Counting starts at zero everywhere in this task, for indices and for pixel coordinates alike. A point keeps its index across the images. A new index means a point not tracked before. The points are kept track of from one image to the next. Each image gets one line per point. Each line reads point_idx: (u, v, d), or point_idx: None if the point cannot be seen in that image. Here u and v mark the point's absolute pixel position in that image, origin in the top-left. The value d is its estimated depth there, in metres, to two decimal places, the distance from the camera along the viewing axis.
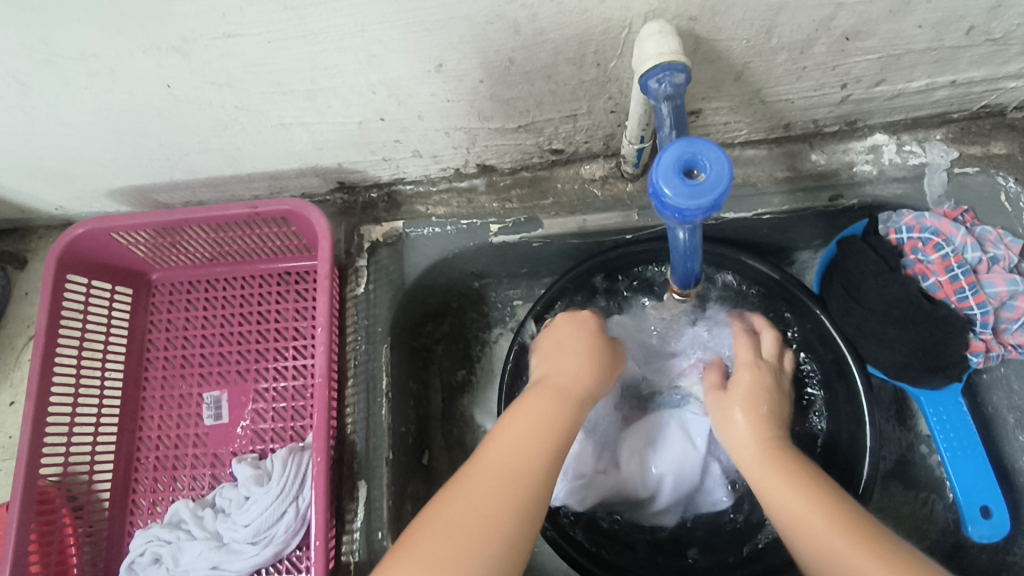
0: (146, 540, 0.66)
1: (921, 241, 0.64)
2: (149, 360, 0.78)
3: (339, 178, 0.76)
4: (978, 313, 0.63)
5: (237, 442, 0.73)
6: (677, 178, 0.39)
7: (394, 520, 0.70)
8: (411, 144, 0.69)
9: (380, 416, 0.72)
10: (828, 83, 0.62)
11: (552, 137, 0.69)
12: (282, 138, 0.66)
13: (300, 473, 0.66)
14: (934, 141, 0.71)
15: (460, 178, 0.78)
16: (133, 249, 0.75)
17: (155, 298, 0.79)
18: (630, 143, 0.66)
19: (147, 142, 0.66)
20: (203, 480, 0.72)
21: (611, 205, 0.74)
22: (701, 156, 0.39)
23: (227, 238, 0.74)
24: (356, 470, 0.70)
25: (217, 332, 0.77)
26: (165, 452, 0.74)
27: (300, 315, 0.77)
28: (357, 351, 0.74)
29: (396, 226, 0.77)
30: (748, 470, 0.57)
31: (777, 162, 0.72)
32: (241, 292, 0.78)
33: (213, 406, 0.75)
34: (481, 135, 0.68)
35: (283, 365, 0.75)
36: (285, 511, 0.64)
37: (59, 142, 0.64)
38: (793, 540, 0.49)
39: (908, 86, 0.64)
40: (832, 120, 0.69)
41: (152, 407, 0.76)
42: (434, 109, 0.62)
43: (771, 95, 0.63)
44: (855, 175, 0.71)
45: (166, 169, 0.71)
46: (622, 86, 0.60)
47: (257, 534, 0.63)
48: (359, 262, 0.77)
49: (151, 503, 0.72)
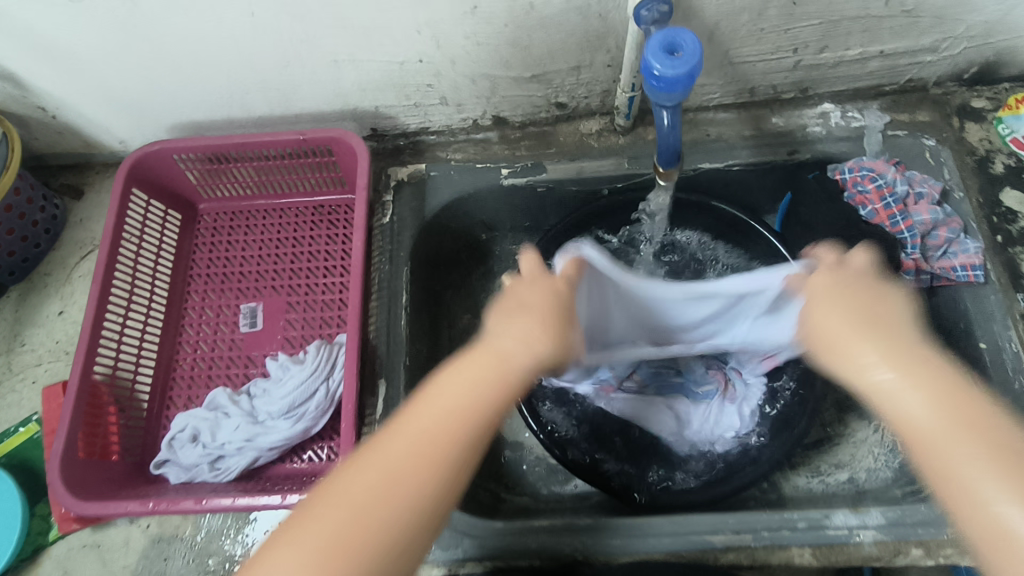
0: (186, 419, 0.74)
1: (860, 178, 0.78)
2: (193, 278, 0.87)
3: (374, 125, 0.88)
4: (907, 235, 0.77)
5: (270, 346, 0.82)
6: (663, 56, 0.51)
7: None
8: (440, 91, 0.81)
9: (400, 326, 0.82)
10: (782, 47, 0.77)
11: (558, 90, 0.83)
12: (333, 76, 0.78)
13: (332, 359, 0.75)
14: (872, 109, 0.86)
15: (476, 130, 0.90)
16: (188, 174, 0.85)
17: (200, 226, 0.89)
18: (623, 93, 0.79)
19: (218, 73, 0.77)
20: (236, 378, 0.80)
21: (606, 154, 0.87)
22: (680, 41, 0.51)
23: (270, 168, 0.85)
24: (377, 369, 0.80)
25: (256, 255, 0.87)
26: (202, 355, 0.82)
27: (331, 241, 0.87)
28: (380, 270, 0.84)
29: (419, 168, 0.89)
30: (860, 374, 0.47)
31: (744, 123, 0.86)
32: (279, 221, 0.89)
33: (249, 315, 0.83)
34: (502, 84, 0.81)
35: (314, 282, 0.85)
36: (317, 389, 0.72)
37: (140, 65, 0.75)
38: (897, 436, 0.46)
39: (847, 54, 0.78)
40: (789, 86, 0.84)
41: (192, 317, 0.85)
42: (466, 54, 0.75)
43: (738, 56, 0.78)
44: (809, 134, 0.85)
45: (227, 106, 0.82)
46: (618, 39, 0.74)
47: (290, 409, 0.72)
48: (385, 198, 0.88)
49: (187, 399, 0.80)
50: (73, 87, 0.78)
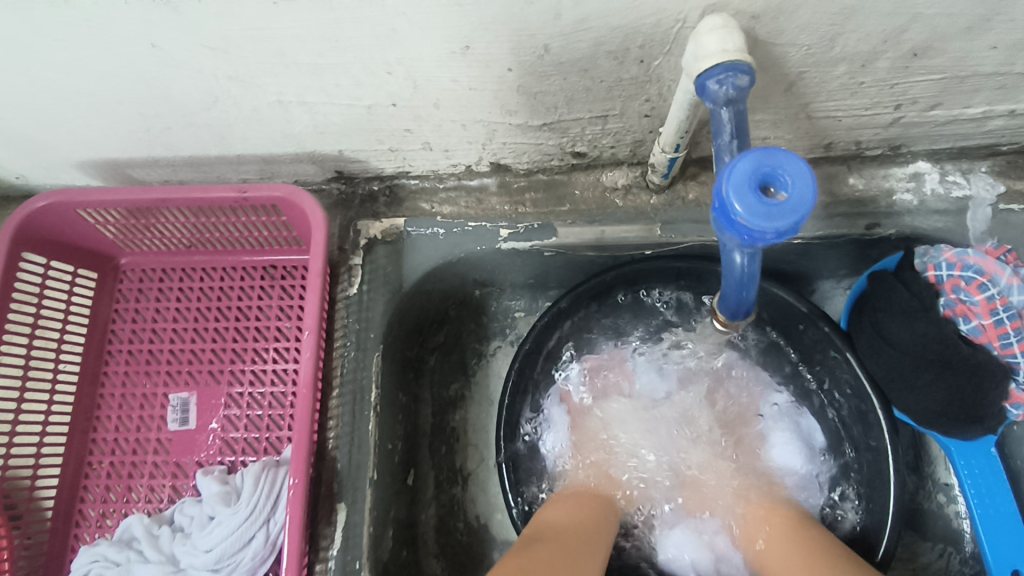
0: (91, 558, 0.59)
1: (963, 280, 0.59)
2: (111, 354, 0.70)
3: (338, 167, 0.69)
4: (1022, 362, 0.58)
5: (204, 452, 0.66)
6: (753, 195, 0.33)
7: (376, 546, 0.63)
8: (421, 135, 0.62)
9: (366, 432, 0.65)
10: (882, 102, 0.57)
11: (576, 139, 0.63)
12: (279, 117, 0.59)
13: (273, 493, 0.59)
14: (979, 174, 0.67)
15: (470, 176, 0.71)
16: (102, 229, 0.67)
17: (123, 286, 0.71)
18: (662, 151, 0.60)
19: (124, 109, 0.58)
20: (161, 492, 0.65)
21: (633, 217, 0.68)
22: (782, 170, 0.33)
23: (205, 224, 0.67)
24: (336, 491, 0.64)
25: (191, 327, 0.70)
26: (121, 458, 0.67)
27: (284, 314, 0.70)
28: (344, 358, 0.67)
29: (397, 224, 0.70)
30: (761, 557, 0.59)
31: (813, 185, 0.67)
32: (219, 285, 0.71)
33: (180, 409, 0.67)
34: (501, 131, 0.62)
35: (262, 368, 0.68)
36: (255, 534, 0.57)
37: (17, 98, 0.56)
38: None
39: (965, 112, 0.59)
40: (876, 143, 0.65)
41: (109, 406, 0.68)
42: (454, 98, 0.56)
43: (819, 111, 0.58)
44: (896, 204, 0.66)
45: (144, 144, 0.64)
46: (662, 88, 0.55)
47: (219, 560, 0.56)
48: (353, 260, 0.70)
49: (100, 514, 0.65)
50: None
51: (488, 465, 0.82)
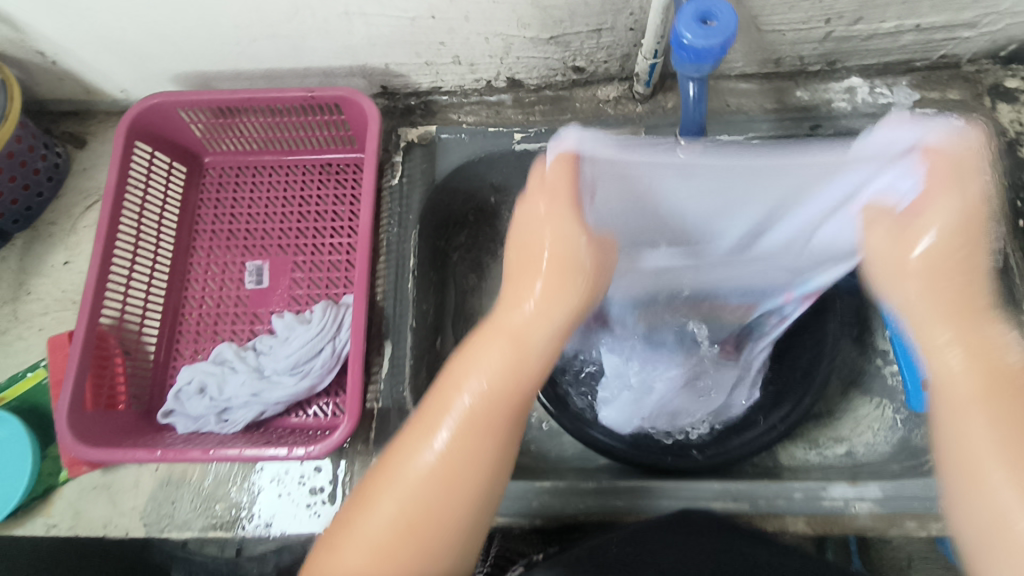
0: (193, 371, 0.74)
1: None
2: (198, 232, 0.86)
3: (383, 82, 0.86)
4: None
5: (276, 304, 0.81)
6: (696, 26, 0.49)
7: (414, 377, 0.78)
8: (453, 49, 0.79)
9: (407, 289, 0.81)
10: (815, 17, 0.74)
11: (576, 53, 0.80)
12: (343, 29, 0.75)
13: (338, 320, 0.74)
14: (901, 86, 0.83)
15: (490, 92, 0.88)
16: (194, 127, 0.83)
17: (206, 179, 0.88)
18: (644, 59, 0.77)
19: (224, 21, 0.74)
20: (242, 334, 0.80)
21: (622, 122, 0.85)
22: (716, 9, 0.49)
23: (278, 124, 0.83)
24: (384, 331, 0.79)
25: (263, 211, 0.86)
26: (208, 310, 0.82)
27: (339, 200, 0.86)
28: (389, 233, 0.83)
29: (430, 130, 0.87)
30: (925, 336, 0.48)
31: (766, 95, 0.84)
32: (286, 178, 0.87)
33: (255, 272, 0.83)
34: (516, 44, 0.78)
35: (321, 241, 0.84)
36: (324, 348, 0.72)
37: (144, 10, 0.72)
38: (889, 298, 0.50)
39: (881, 27, 0.76)
40: (816, 58, 0.81)
41: (198, 271, 0.84)
42: (481, 10, 0.72)
43: (766, 24, 0.75)
44: (833, 110, 0.83)
45: (233, 56, 0.80)
46: (643, 1, 0.71)
47: (296, 366, 0.71)
48: (395, 158, 0.86)
49: (192, 352, 0.80)
50: (73, 31, 0.76)
51: None
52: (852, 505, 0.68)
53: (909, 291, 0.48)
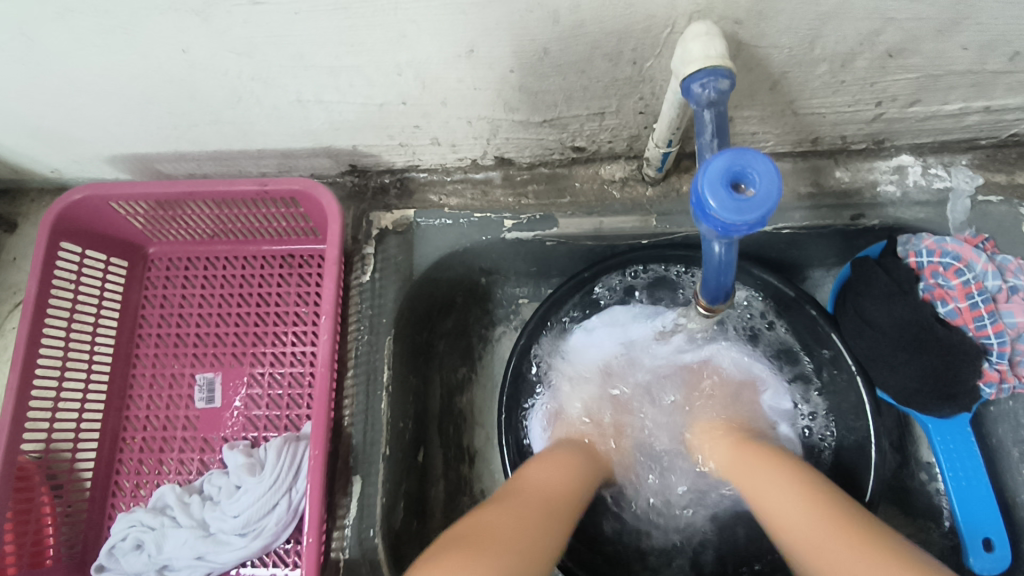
0: (129, 523, 0.64)
1: (942, 265, 0.64)
2: (141, 338, 0.75)
3: (352, 161, 0.74)
4: (995, 342, 0.63)
5: (229, 428, 0.71)
6: (725, 191, 0.36)
7: (388, 518, 0.68)
8: (430, 131, 0.67)
9: (379, 410, 0.70)
10: (864, 100, 0.61)
11: (576, 134, 0.67)
12: (298, 115, 0.63)
13: (295, 463, 0.64)
14: (960, 166, 0.70)
15: (475, 169, 0.75)
16: (132, 220, 0.72)
17: (151, 273, 0.76)
18: (655, 147, 0.64)
19: (155, 108, 0.62)
20: (191, 465, 0.70)
21: (630, 208, 0.72)
22: (750, 169, 0.36)
23: (228, 215, 0.72)
24: (352, 464, 0.68)
25: (214, 312, 0.75)
26: (153, 433, 0.72)
27: (302, 300, 0.74)
28: (358, 341, 0.72)
29: (407, 214, 0.75)
30: (783, 524, 0.49)
31: (801, 177, 0.71)
32: (241, 272, 0.75)
33: (206, 388, 0.72)
34: (504, 127, 0.66)
35: (282, 350, 0.73)
36: (278, 501, 0.62)
37: (59, 99, 0.61)
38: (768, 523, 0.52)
39: (942, 108, 0.63)
40: (861, 138, 0.68)
41: (141, 386, 0.73)
42: (460, 96, 0.60)
43: (804, 107, 0.62)
44: (879, 195, 0.70)
45: (172, 140, 0.68)
46: (655, 87, 0.59)
47: (246, 525, 0.62)
48: (366, 249, 0.74)
49: (135, 485, 0.70)
50: None
51: (494, 446, 0.87)
52: None
53: (772, 512, 0.52)
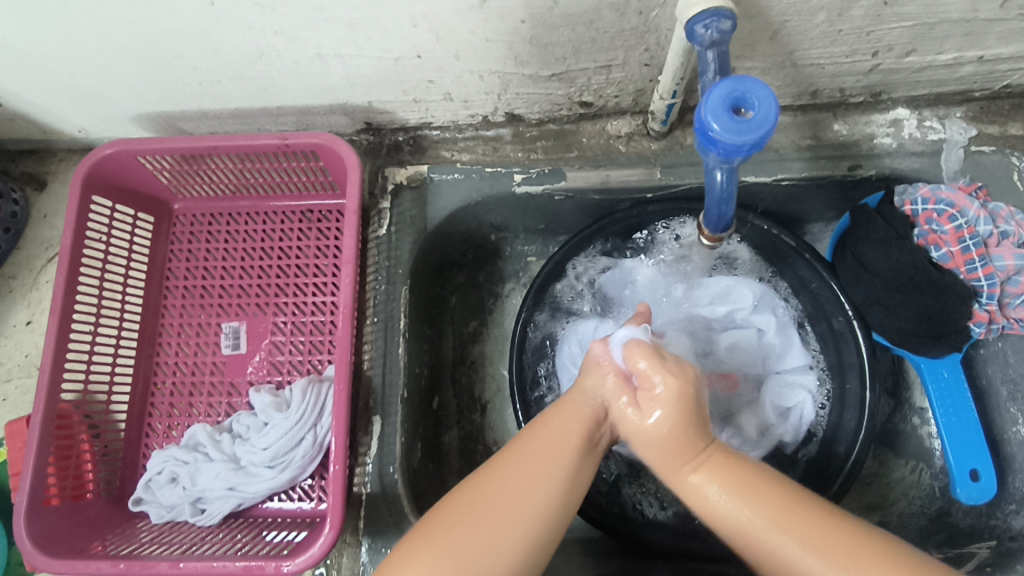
0: (164, 459, 0.68)
1: (936, 212, 0.66)
2: (169, 289, 0.78)
3: (367, 119, 0.77)
4: (985, 285, 0.66)
5: (255, 373, 0.74)
6: (727, 115, 0.40)
7: (406, 455, 0.72)
8: (443, 86, 0.69)
9: (397, 354, 0.73)
10: (860, 50, 0.63)
11: (583, 88, 0.70)
12: (318, 70, 0.66)
13: (319, 402, 0.68)
14: (954, 119, 0.73)
15: (486, 126, 0.78)
16: (158, 176, 0.75)
17: (176, 228, 0.80)
18: (660, 98, 0.67)
19: (181, 64, 0.65)
20: (219, 407, 0.74)
21: (635, 161, 0.75)
22: (750, 94, 0.40)
23: (250, 171, 0.75)
24: (372, 405, 0.72)
25: (238, 264, 0.78)
26: (182, 378, 0.75)
27: (321, 252, 0.78)
28: (376, 290, 0.75)
29: (420, 170, 0.78)
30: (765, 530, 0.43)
31: (800, 130, 0.74)
32: (263, 227, 0.79)
33: (232, 336, 0.76)
34: (514, 81, 0.69)
35: (303, 300, 0.76)
36: (304, 437, 0.66)
37: (89, 56, 0.64)
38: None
39: (937, 59, 0.65)
40: (858, 90, 0.71)
41: (170, 334, 0.77)
42: (472, 49, 0.63)
43: (803, 58, 0.65)
44: (875, 147, 0.73)
45: (196, 97, 0.71)
46: (660, 38, 0.61)
47: (275, 458, 0.65)
48: (382, 204, 0.78)
49: (166, 426, 0.74)
50: (15, 75, 0.67)
51: (504, 396, 0.89)
52: None
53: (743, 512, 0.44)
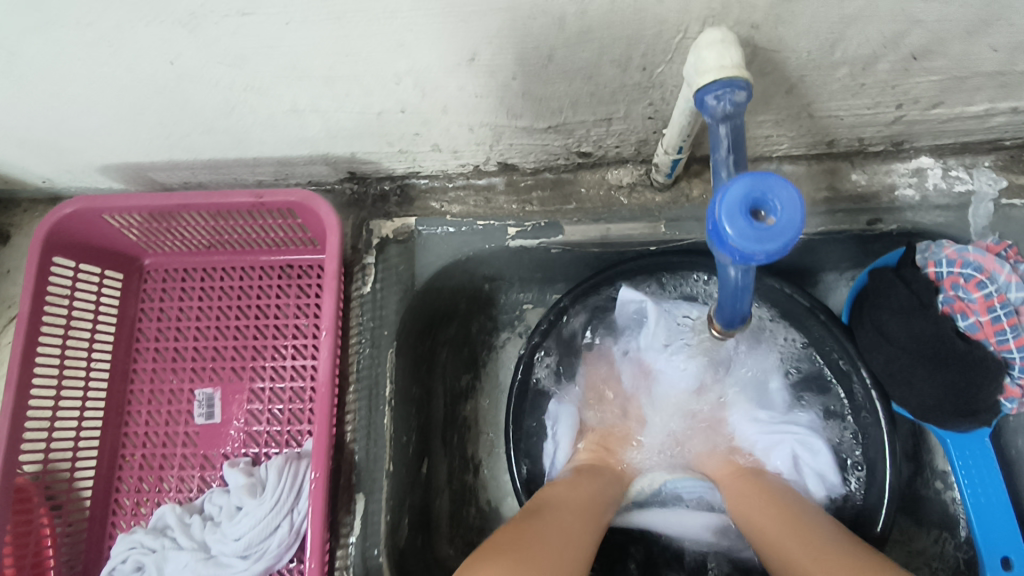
0: (128, 545, 0.63)
1: (962, 277, 0.60)
2: (138, 352, 0.73)
3: (350, 169, 0.72)
4: (1017, 357, 0.60)
5: (230, 444, 0.69)
6: (744, 218, 0.34)
7: (392, 534, 0.67)
8: (431, 138, 0.64)
9: (382, 426, 0.68)
10: (884, 102, 0.58)
11: (581, 140, 0.65)
12: (294, 124, 0.61)
13: (296, 485, 0.63)
14: (983, 169, 0.68)
15: (478, 175, 0.73)
16: (125, 232, 0.70)
17: (147, 285, 0.75)
18: (665, 153, 0.62)
19: (145, 119, 0.60)
20: (190, 482, 0.68)
21: (638, 215, 0.70)
22: (772, 195, 0.34)
23: (224, 227, 0.69)
24: (355, 481, 0.67)
25: (212, 325, 0.73)
26: (152, 450, 0.70)
27: (301, 312, 0.72)
28: (360, 354, 0.70)
29: (408, 223, 0.72)
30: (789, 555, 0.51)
31: (816, 180, 0.68)
32: (239, 284, 0.74)
33: (205, 404, 0.71)
34: (507, 133, 0.63)
35: (281, 364, 0.71)
36: (279, 524, 0.60)
37: (45, 111, 0.59)
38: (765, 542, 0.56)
39: (967, 110, 0.60)
40: (879, 140, 0.65)
41: (139, 401, 0.72)
42: (460, 104, 0.58)
43: (821, 110, 0.59)
44: (897, 200, 0.67)
45: (164, 149, 0.66)
46: (665, 92, 0.56)
47: (248, 548, 0.60)
48: (366, 259, 0.72)
49: (134, 503, 0.69)
50: None
51: (499, 453, 0.84)
52: None
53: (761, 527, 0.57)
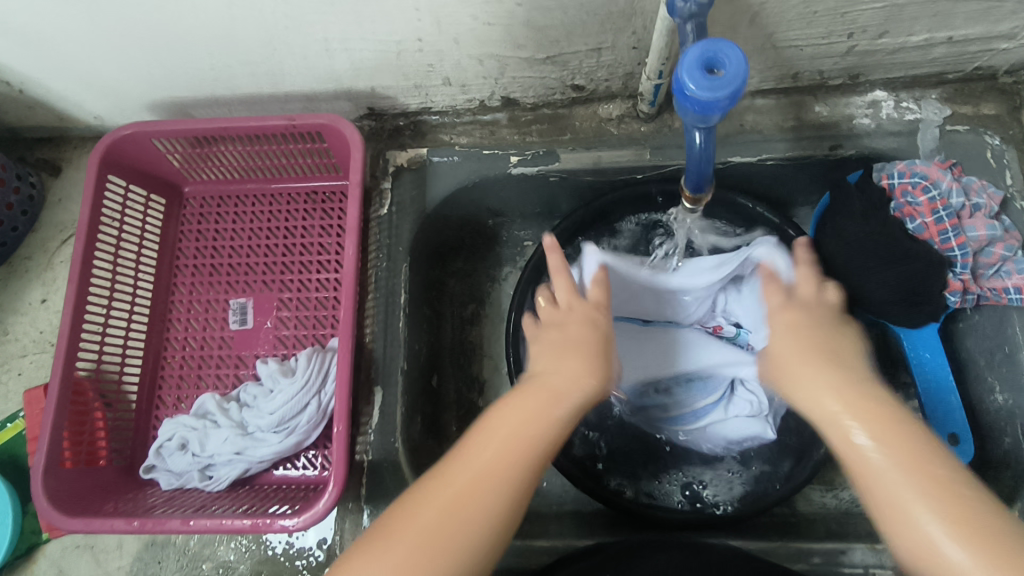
0: (174, 427, 0.71)
1: (911, 184, 0.70)
2: (179, 268, 0.82)
3: (370, 104, 0.80)
4: (958, 254, 0.69)
5: (261, 346, 0.77)
6: (699, 73, 0.43)
7: (407, 428, 0.75)
8: (443, 71, 0.73)
9: (398, 328, 0.77)
10: (837, 32, 0.67)
11: (575, 72, 0.74)
12: (323, 54, 0.70)
13: (323, 370, 0.71)
14: (930, 100, 0.76)
15: (484, 111, 0.82)
16: (169, 158, 0.78)
17: (187, 211, 0.83)
18: (648, 79, 0.70)
19: (195, 49, 0.68)
20: (227, 379, 0.77)
21: (626, 143, 0.78)
22: (721, 55, 0.43)
23: (259, 153, 0.78)
24: (373, 377, 0.75)
25: (245, 244, 0.81)
26: (191, 353, 0.78)
27: (325, 232, 0.81)
28: (378, 268, 0.78)
29: (420, 152, 0.81)
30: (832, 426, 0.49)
31: (783, 112, 0.77)
32: (268, 208, 0.82)
33: (239, 312, 0.79)
34: (510, 65, 0.72)
35: (307, 277, 0.79)
36: (308, 402, 0.69)
37: (109, 42, 0.67)
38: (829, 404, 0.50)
39: (909, 40, 0.69)
40: (837, 72, 0.74)
41: (179, 311, 0.80)
42: (470, 33, 0.66)
43: (783, 40, 0.68)
44: (855, 127, 0.76)
45: (207, 83, 0.75)
46: (646, 21, 0.65)
47: (280, 423, 0.68)
48: (384, 185, 0.81)
49: (176, 399, 0.77)
50: (38, 63, 0.71)
51: (501, 373, 0.92)
52: (872, 572, 0.65)
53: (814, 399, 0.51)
